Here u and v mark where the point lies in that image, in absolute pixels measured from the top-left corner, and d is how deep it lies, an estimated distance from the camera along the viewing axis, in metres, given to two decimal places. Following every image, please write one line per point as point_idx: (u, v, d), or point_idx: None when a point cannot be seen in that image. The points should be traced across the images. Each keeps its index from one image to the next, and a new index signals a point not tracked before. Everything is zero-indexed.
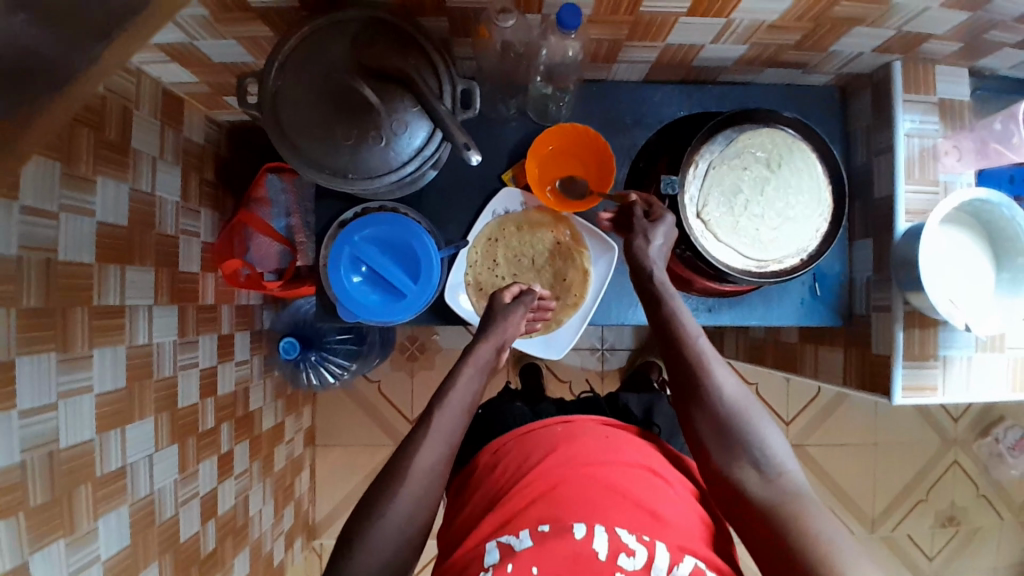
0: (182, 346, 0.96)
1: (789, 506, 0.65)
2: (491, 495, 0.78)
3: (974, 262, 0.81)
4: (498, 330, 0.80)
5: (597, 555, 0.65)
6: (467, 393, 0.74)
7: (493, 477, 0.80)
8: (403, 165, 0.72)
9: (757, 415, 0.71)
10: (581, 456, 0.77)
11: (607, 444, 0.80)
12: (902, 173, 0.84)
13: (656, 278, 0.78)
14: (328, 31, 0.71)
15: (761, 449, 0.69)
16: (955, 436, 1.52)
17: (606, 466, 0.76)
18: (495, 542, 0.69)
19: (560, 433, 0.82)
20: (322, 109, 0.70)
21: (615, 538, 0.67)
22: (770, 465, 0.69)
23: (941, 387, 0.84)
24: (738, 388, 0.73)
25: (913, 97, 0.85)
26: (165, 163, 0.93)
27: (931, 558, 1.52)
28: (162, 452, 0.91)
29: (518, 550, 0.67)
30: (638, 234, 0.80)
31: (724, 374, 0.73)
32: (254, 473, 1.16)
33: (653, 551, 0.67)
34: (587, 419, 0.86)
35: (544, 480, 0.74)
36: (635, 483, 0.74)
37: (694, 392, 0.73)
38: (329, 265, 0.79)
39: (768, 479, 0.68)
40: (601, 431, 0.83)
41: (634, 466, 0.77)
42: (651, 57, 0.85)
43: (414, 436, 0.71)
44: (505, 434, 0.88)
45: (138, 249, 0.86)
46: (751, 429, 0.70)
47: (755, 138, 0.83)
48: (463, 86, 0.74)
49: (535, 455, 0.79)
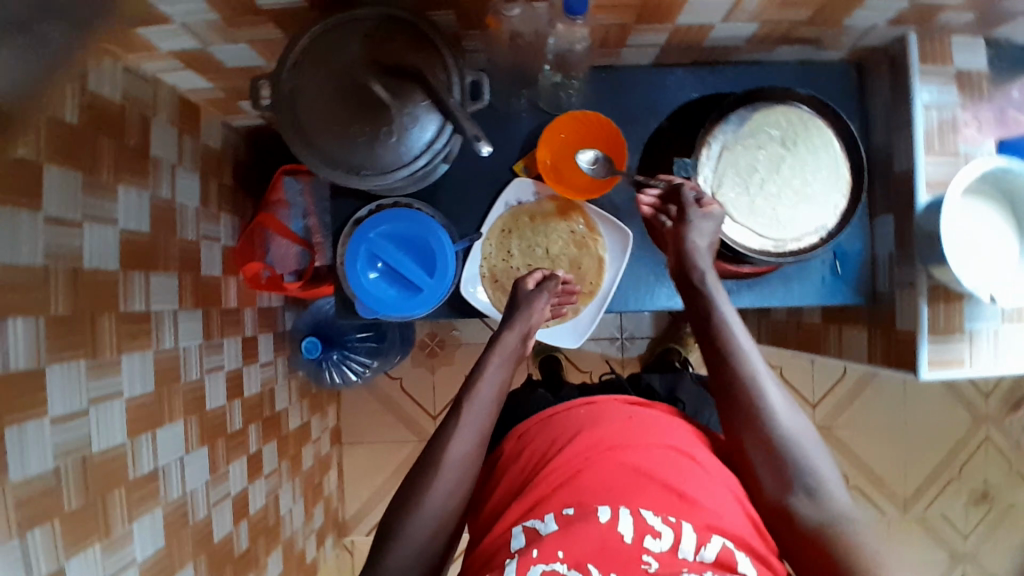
0: (207, 350, 0.97)
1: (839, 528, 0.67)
2: (519, 481, 0.79)
3: (999, 232, 0.80)
4: (524, 318, 0.82)
5: (623, 538, 0.65)
6: (494, 384, 0.77)
7: (521, 461, 0.81)
8: (415, 160, 0.72)
9: (800, 432, 0.71)
10: (602, 439, 0.77)
11: (632, 427, 0.79)
12: (922, 146, 0.82)
13: (700, 281, 0.77)
14: (342, 27, 0.71)
15: (810, 471, 0.69)
16: (986, 413, 1.48)
17: (630, 448, 0.75)
18: (520, 526, 0.71)
19: (583, 417, 0.83)
20: (334, 105, 0.70)
21: (640, 521, 0.66)
22: (818, 484, 0.69)
23: (969, 360, 0.82)
24: (788, 405, 0.72)
25: (929, 69, 0.83)
26: (184, 168, 0.94)
27: (966, 538, 1.50)
28: (192, 455, 0.93)
29: (544, 534, 0.68)
30: (693, 231, 0.78)
31: (774, 390, 0.72)
32: (283, 473, 1.17)
33: (680, 532, 0.66)
34: (611, 399, 0.87)
35: (567, 466, 0.74)
36: (660, 463, 0.73)
37: (744, 410, 0.72)
38: (345, 261, 0.80)
39: (815, 497, 0.69)
40: (625, 412, 0.83)
41: (660, 447, 0.76)
42: (661, 41, 0.84)
43: (445, 428, 0.73)
44: (530, 419, 0.88)
45: (160, 255, 0.88)
46: (797, 447, 0.70)
47: (769, 117, 0.82)
48: (472, 78, 0.73)
49: (560, 438, 0.80)
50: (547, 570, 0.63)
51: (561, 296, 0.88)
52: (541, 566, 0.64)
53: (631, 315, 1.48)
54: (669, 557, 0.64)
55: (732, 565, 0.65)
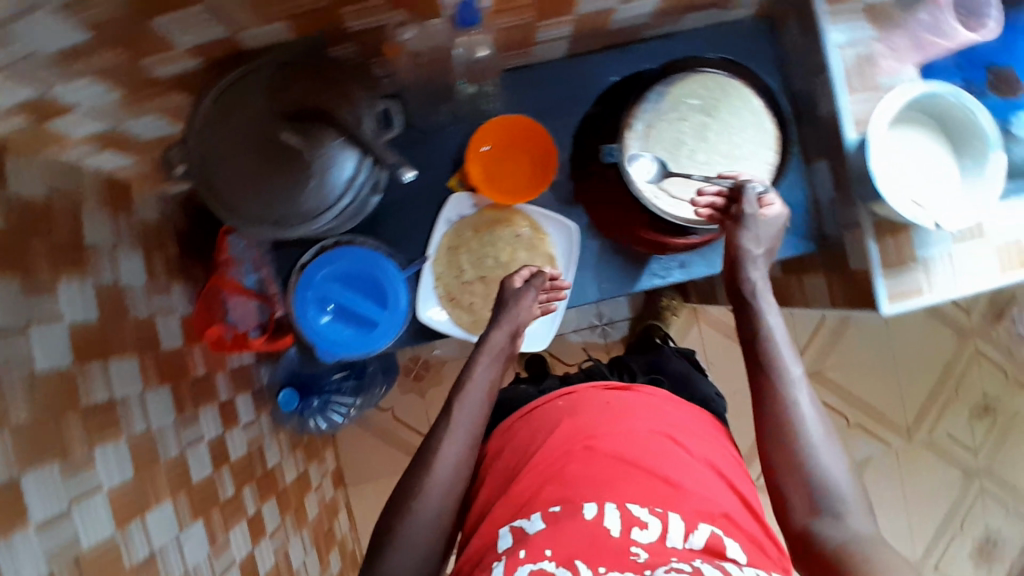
0: (183, 424, 0.96)
1: (859, 550, 0.63)
2: (501, 481, 0.79)
3: (933, 157, 0.80)
4: (510, 315, 0.82)
5: (611, 532, 0.66)
6: (484, 383, 0.79)
7: (504, 463, 0.81)
8: (339, 200, 0.71)
9: (826, 452, 0.69)
10: (584, 432, 0.77)
11: (613, 416, 0.80)
12: (843, 86, 0.82)
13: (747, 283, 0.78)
14: (242, 83, 0.69)
15: (836, 494, 0.68)
16: (971, 327, 1.49)
17: (613, 439, 0.76)
18: (508, 527, 0.71)
19: (562, 407, 0.83)
20: (250, 162, 0.69)
21: (627, 514, 0.67)
22: (844, 509, 0.67)
23: (927, 286, 0.83)
24: (824, 430, 0.71)
25: (838, 9, 0.82)
26: (124, 252, 0.91)
27: (976, 453, 1.50)
28: (187, 532, 0.91)
29: (531, 533, 0.68)
30: (750, 236, 0.77)
31: (807, 400, 0.72)
32: (288, 527, 1.16)
33: (667, 522, 0.67)
34: (588, 386, 0.86)
35: (551, 465, 0.75)
36: (650, 450, 0.75)
37: (776, 417, 0.72)
38: (295, 308, 0.79)
39: (838, 519, 0.66)
40: (604, 398, 0.83)
41: (646, 434, 0.77)
42: (568, 32, 0.83)
43: (436, 431, 0.76)
44: (509, 417, 0.89)
45: (116, 341, 0.86)
46: (822, 466, 0.69)
47: (687, 87, 0.82)
48: (382, 106, 0.72)
49: (540, 437, 0.80)
50: (535, 569, 0.63)
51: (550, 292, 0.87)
52: (529, 566, 0.64)
53: (608, 301, 1.48)
54: (658, 546, 0.65)
55: (722, 550, 0.66)
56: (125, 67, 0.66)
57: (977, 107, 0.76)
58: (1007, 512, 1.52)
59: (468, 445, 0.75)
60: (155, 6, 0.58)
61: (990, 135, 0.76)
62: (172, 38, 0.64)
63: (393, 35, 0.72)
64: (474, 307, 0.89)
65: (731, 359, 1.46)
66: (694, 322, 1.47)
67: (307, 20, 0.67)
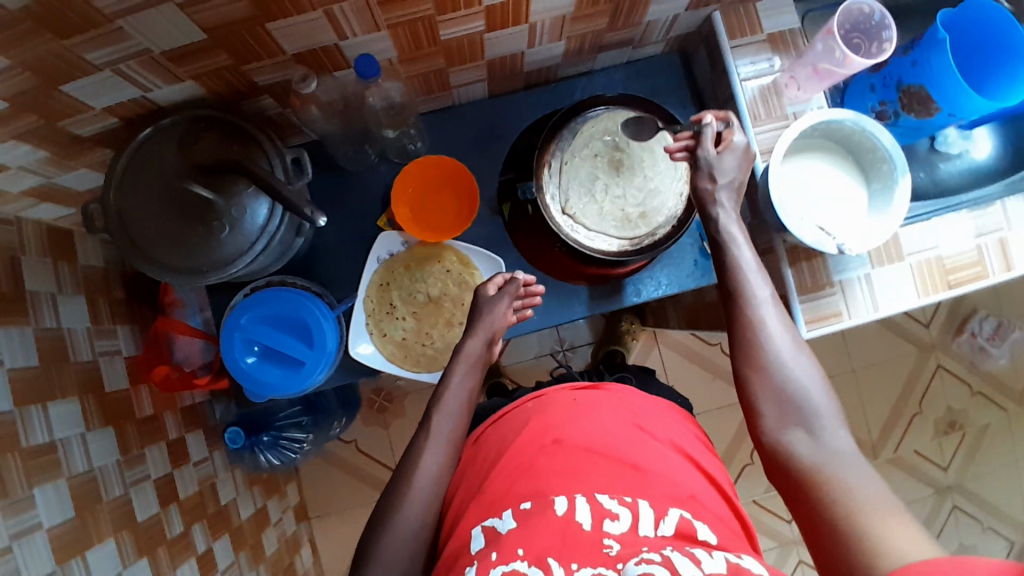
0: (128, 463, 0.95)
1: (831, 467, 0.64)
2: (471, 485, 0.78)
3: (841, 184, 0.81)
4: (484, 322, 0.85)
5: (582, 526, 0.65)
6: (460, 393, 0.83)
7: (475, 466, 0.80)
8: (253, 245, 0.73)
9: (796, 364, 0.71)
10: (551, 429, 0.78)
11: (579, 410, 0.81)
12: (748, 116, 0.85)
13: (721, 222, 0.79)
14: (156, 137, 0.72)
15: (812, 412, 0.68)
16: (931, 341, 1.48)
17: (579, 432, 0.77)
18: (478, 528, 0.69)
19: (531, 408, 0.84)
20: (164, 215, 0.72)
21: (597, 507, 0.67)
22: (820, 427, 0.67)
23: (847, 312, 0.84)
24: (793, 343, 0.72)
25: (740, 42, 0.86)
26: (65, 296, 0.93)
27: (946, 469, 1.48)
28: (132, 568, 0.89)
29: (503, 533, 0.67)
30: (705, 174, 0.78)
31: (777, 326, 0.73)
32: (243, 564, 1.13)
33: (636, 511, 0.67)
34: (557, 388, 0.87)
35: (520, 460, 0.75)
36: (619, 441, 0.77)
37: (745, 340, 0.73)
38: (222, 351, 0.80)
39: (814, 437, 0.67)
40: (570, 395, 0.84)
41: (616, 427, 0.79)
42: (483, 75, 0.87)
43: (416, 443, 0.79)
44: (484, 423, 0.89)
45: (56, 383, 0.87)
46: (792, 381, 0.70)
47: (599, 125, 0.85)
48: (293, 155, 0.76)
49: (509, 439, 0.80)
50: (507, 571, 0.61)
51: (524, 298, 0.89)
52: (501, 567, 0.62)
53: (568, 325, 1.45)
54: (629, 536, 0.65)
55: (692, 534, 0.67)
56: (43, 126, 0.68)
57: (880, 132, 0.77)
58: (981, 527, 1.49)
59: (446, 454, 0.79)
60: (64, 75, 0.62)
61: (896, 159, 0.78)
62: (88, 99, 0.67)
63: (299, 92, 0.73)
64: (406, 342, 0.91)
65: (691, 382, 1.46)
66: (657, 340, 1.45)
67: (217, 76, 0.71)
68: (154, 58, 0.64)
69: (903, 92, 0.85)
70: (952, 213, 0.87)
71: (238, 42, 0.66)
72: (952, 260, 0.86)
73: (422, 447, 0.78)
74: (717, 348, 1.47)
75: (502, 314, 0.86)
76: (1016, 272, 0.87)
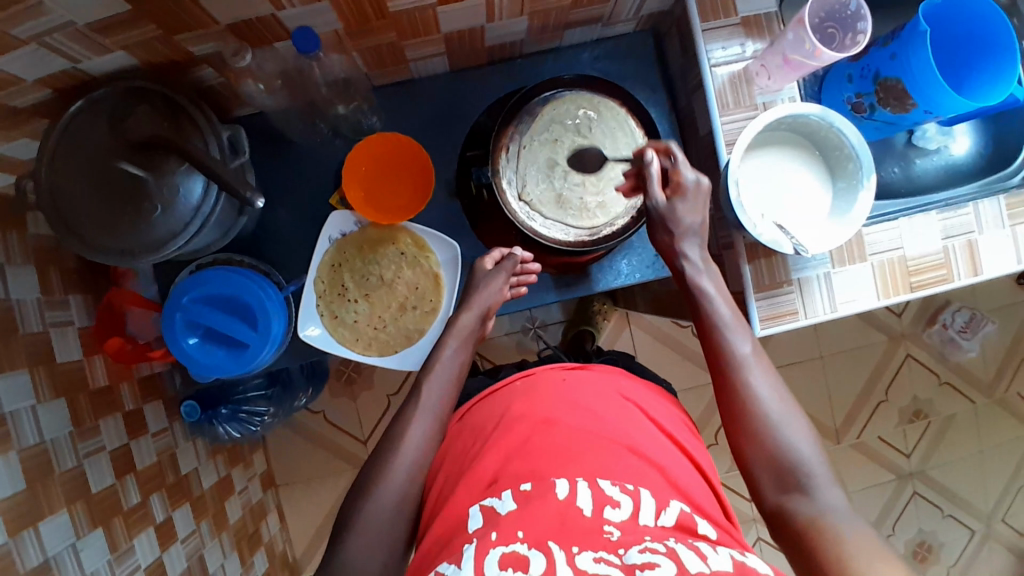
0: (81, 434, 0.86)
1: (828, 523, 0.62)
2: (457, 468, 0.71)
3: (802, 181, 0.80)
4: (479, 297, 0.84)
5: (582, 512, 0.59)
6: (453, 364, 0.81)
7: (464, 444, 0.74)
8: (186, 228, 0.71)
9: (785, 424, 0.68)
10: (542, 410, 0.71)
11: (572, 390, 0.74)
12: (716, 105, 0.82)
13: (690, 273, 0.77)
14: (88, 112, 0.69)
15: (802, 466, 0.66)
16: (902, 330, 1.48)
17: (576, 417, 0.70)
18: (477, 508, 0.63)
19: (520, 388, 0.76)
20: (93, 194, 0.69)
21: (598, 493, 0.61)
22: (815, 484, 0.65)
23: (802, 311, 0.83)
24: (779, 399, 0.70)
25: (713, 26, 0.81)
26: (15, 267, 0.80)
27: (909, 456, 1.49)
28: (86, 538, 0.81)
29: (502, 514, 0.60)
30: (659, 225, 0.77)
31: (763, 379, 0.71)
32: (204, 532, 1.08)
33: (638, 500, 0.61)
34: (546, 367, 0.79)
35: (512, 440, 0.69)
36: (614, 421, 0.71)
37: (732, 403, 0.71)
38: (163, 331, 0.79)
39: (809, 497, 0.64)
40: (562, 374, 0.77)
41: (606, 406, 0.72)
42: (442, 50, 0.83)
43: (405, 412, 0.76)
44: (466, 403, 0.82)
45: (4, 353, 0.76)
46: (781, 437, 0.67)
47: (562, 107, 0.82)
48: (228, 133, 0.75)
49: (496, 418, 0.73)
50: (507, 552, 0.54)
51: (520, 275, 0.88)
52: (500, 549, 0.55)
53: (540, 305, 1.41)
54: (630, 525, 0.58)
55: (693, 528, 0.60)
56: None
57: (847, 128, 0.75)
58: (941, 515, 1.50)
59: (434, 427, 0.76)
60: None
61: (862, 157, 0.76)
62: (19, 71, 0.63)
63: (232, 66, 0.70)
64: (357, 325, 0.89)
65: (664, 363, 1.46)
66: (627, 321, 1.44)
67: (146, 47, 0.67)
68: (79, 30, 0.60)
69: (879, 85, 0.81)
70: (922, 214, 0.84)
71: (166, 13, 0.62)
72: (916, 261, 0.84)
73: (410, 417, 0.75)
74: (688, 330, 1.46)
75: (496, 290, 0.85)
76: (983, 276, 0.85)
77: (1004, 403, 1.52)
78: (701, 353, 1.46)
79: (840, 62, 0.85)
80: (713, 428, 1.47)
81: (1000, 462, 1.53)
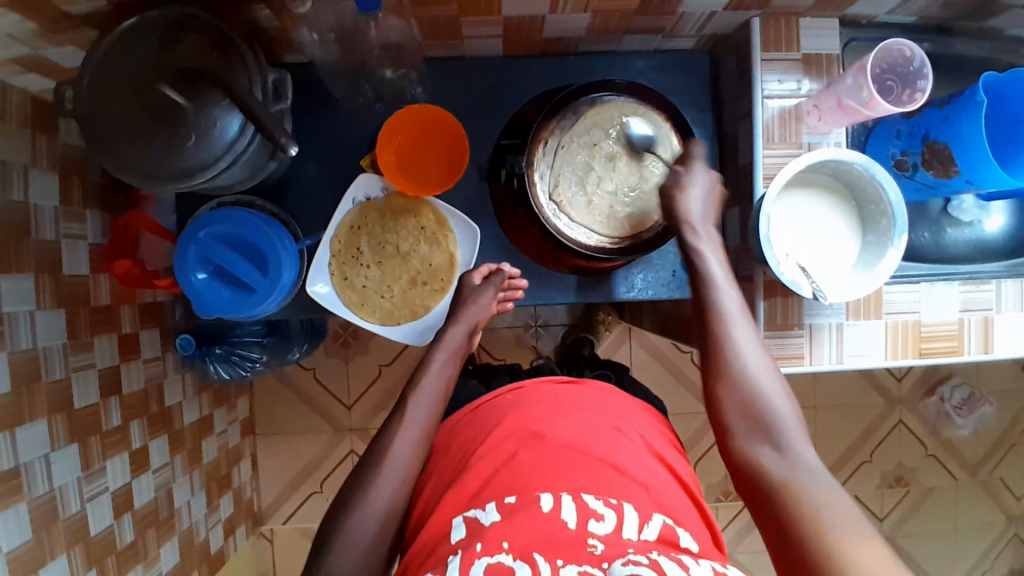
0: (74, 348, 0.85)
1: (797, 481, 0.60)
2: (452, 472, 0.71)
3: (834, 229, 0.79)
4: (468, 312, 0.85)
5: (567, 524, 0.59)
6: (439, 377, 0.80)
7: (451, 451, 0.74)
8: (217, 162, 0.71)
9: (765, 379, 0.68)
10: (531, 423, 0.70)
11: (561, 406, 0.73)
12: (762, 137, 0.81)
13: (680, 217, 0.77)
14: (138, 29, 0.69)
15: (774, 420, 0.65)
16: (900, 396, 1.47)
17: (565, 428, 0.70)
18: (461, 518, 0.62)
19: (509, 402, 0.76)
20: (131, 113, 0.69)
21: (582, 506, 0.61)
22: (787, 442, 0.63)
23: (808, 356, 0.83)
24: (757, 353, 0.69)
25: (772, 57, 0.81)
26: (38, 171, 0.80)
27: (882, 519, 1.49)
28: (61, 452, 0.82)
29: (486, 526, 0.60)
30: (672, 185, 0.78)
31: (745, 334, 0.70)
32: (177, 467, 1.09)
33: (622, 513, 0.61)
34: (534, 381, 0.79)
35: (502, 449, 0.68)
36: (599, 433, 0.70)
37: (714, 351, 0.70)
38: (175, 263, 0.79)
39: (780, 452, 0.63)
40: (551, 390, 0.77)
41: (592, 423, 0.71)
42: (499, 33, 0.83)
43: (389, 426, 0.75)
44: (458, 412, 0.82)
45: (12, 255, 0.76)
46: (756, 385, 0.67)
47: (605, 112, 0.81)
48: (274, 76, 0.75)
49: (485, 429, 0.73)
50: (492, 563, 0.55)
51: (506, 291, 0.89)
52: (485, 559, 0.56)
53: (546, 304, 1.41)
54: (614, 538, 0.58)
55: (674, 541, 0.61)
56: (34, 1, 0.63)
57: (889, 184, 0.75)
58: None
59: (419, 439, 0.74)
60: None
61: (897, 215, 0.75)
62: None
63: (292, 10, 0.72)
64: (366, 290, 0.89)
65: (656, 383, 1.45)
66: (629, 336, 1.44)
67: None
68: None
69: (927, 147, 0.80)
70: (943, 283, 0.84)
71: None
72: (930, 329, 0.83)
73: (396, 429, 0.74)
74: (688, 356, 1.45)
75: (485, 304, 0.86)
76: (993, 355, 0.85)
77: (986, 487, 1.51)
78: (695, 379, 1.45)
79: (892, 117, 0.84)
80: (694, 455, 1.46)
81: (972, 545, 1.52)
